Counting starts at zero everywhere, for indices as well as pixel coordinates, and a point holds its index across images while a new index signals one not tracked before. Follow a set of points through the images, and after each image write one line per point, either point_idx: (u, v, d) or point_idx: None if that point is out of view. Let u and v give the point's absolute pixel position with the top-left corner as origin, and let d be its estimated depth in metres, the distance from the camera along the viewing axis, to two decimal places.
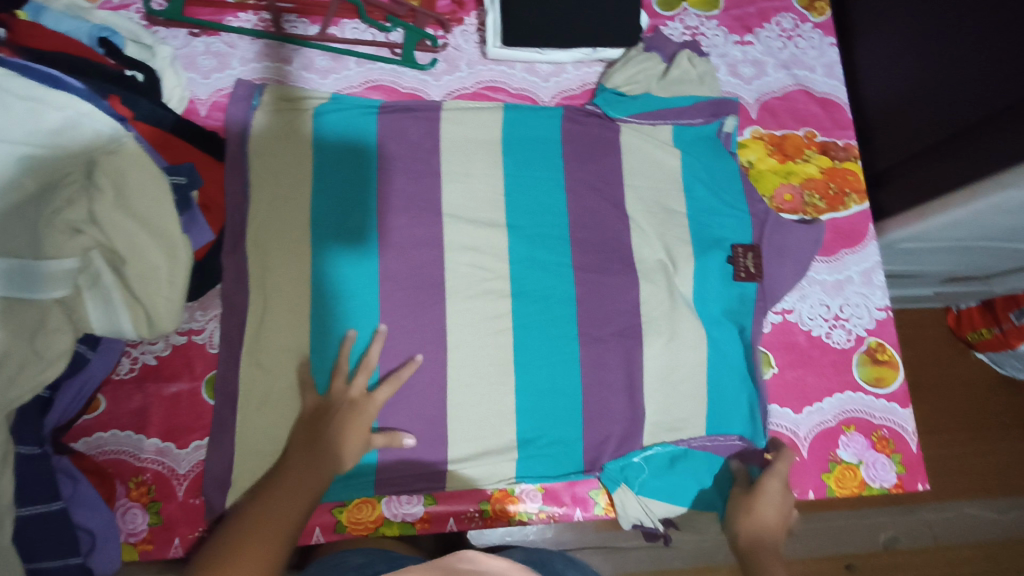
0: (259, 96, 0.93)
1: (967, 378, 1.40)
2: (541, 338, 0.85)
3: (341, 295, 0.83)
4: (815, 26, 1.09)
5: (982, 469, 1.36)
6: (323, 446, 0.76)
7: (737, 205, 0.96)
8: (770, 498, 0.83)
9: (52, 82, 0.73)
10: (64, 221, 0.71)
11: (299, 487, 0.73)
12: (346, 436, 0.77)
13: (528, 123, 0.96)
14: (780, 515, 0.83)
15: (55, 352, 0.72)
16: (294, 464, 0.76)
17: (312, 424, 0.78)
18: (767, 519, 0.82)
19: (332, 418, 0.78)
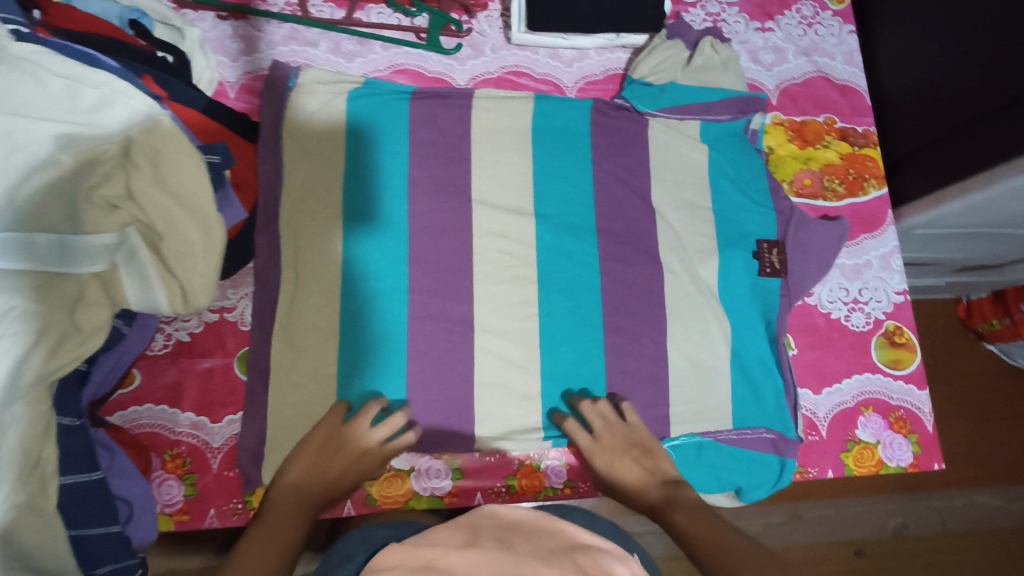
0: (295, 77, 0.94)
1: (978, 368, 1.41)
2: (565, 318, 0.88)
3: (370, 276, 0.86)
4: (835, 13, 1.10)
5: (991, 458, 1.37)
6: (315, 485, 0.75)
7: (761, 201, 0.97)
8: (617, 466, 0.80)
9: (89, 61, 0.76)
10: (101, 197, 0.73)
11: (292, 526, 0.69)
12: (345, 473, 0.77)
13: (555, 107, 0.97)
14: (643, 463, 0.81)
15: (93, 326, 0.74)
16: (287, 500, 0.72)
17: (317, 458, 0.77)
18: (629, 477, 0.80)
19: (338, 455, 0.77)
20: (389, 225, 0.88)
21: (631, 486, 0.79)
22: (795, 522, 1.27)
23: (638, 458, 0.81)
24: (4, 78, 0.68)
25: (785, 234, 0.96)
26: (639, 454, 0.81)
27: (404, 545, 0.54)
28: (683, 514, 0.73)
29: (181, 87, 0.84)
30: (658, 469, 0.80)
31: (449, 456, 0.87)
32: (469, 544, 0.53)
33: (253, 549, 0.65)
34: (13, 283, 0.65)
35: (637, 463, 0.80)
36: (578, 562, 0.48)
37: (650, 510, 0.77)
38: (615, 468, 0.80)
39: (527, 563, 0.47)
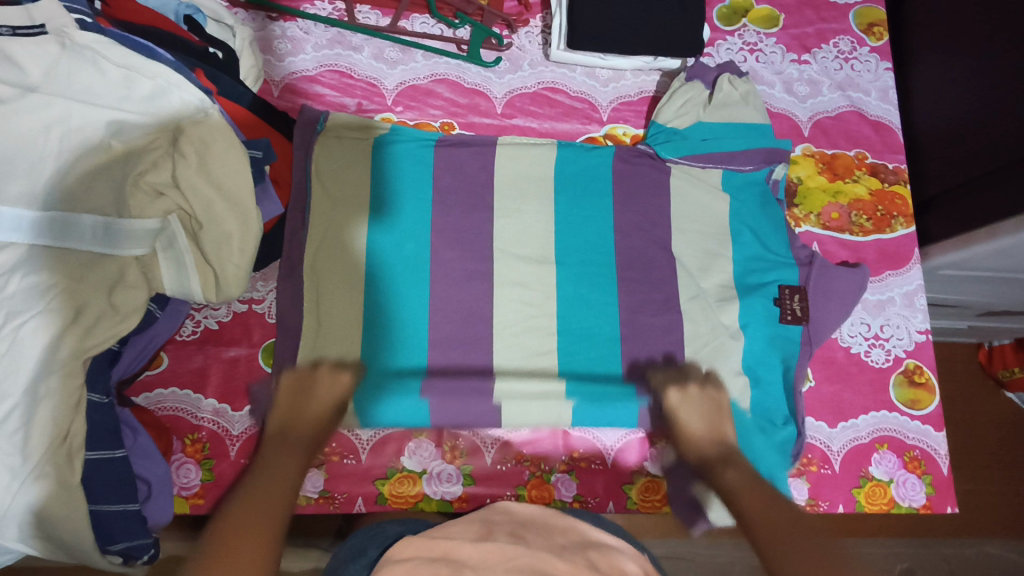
0: (324, 121, 0.94)
1: (996, 415, 1.39)
2: (579, 333, 0.91)
3: (391, 303, 0.89)
4: (873, 50, 1.09)
5: (1005, 508, 1.35)
6: (302, 420, 0.75)
7: (782, 241, 0.98)
8: (687, 409, 0.82)
9: (147, 53, 0.77)
10: (148, 183, 0.78)
11: (290, 467, 0.69)
12: (319, 407, 0.78)
13: (577, 152, 0.98)
14: (710, 418, 0.81)
15: (129, 307, 0.77)
16: (274, 443, 0.72)
17: (294, 399, 0.77)
18: (694, 422, 0.81)
19: (310, 396, 0.78)
20: (414, 249, 0.91)
21: (694, 434, 0.80)
22: None
23: (711, 417, 0.81)
24: (66, 65, 0.73)
25: (807, 282, 0.95)
26: (714, 410, 0.82)
27: (419, 537, 0.58)
28: (732, 471, 0.75)
29: (231, 83, 0.87)
30: (724, 429, 0.80)
31: (461, 461, 0.88)
32: (483, 537, 0.57)
33: (253, 488, 0.64)
34: (57, 262, 0.72)
35: (709, 412, 0.82)
36: (587, 557, 0.53)
37: (705, 461, 0.77)
38: (686, 422, 0.81)
39: (540, 556, 0.52)
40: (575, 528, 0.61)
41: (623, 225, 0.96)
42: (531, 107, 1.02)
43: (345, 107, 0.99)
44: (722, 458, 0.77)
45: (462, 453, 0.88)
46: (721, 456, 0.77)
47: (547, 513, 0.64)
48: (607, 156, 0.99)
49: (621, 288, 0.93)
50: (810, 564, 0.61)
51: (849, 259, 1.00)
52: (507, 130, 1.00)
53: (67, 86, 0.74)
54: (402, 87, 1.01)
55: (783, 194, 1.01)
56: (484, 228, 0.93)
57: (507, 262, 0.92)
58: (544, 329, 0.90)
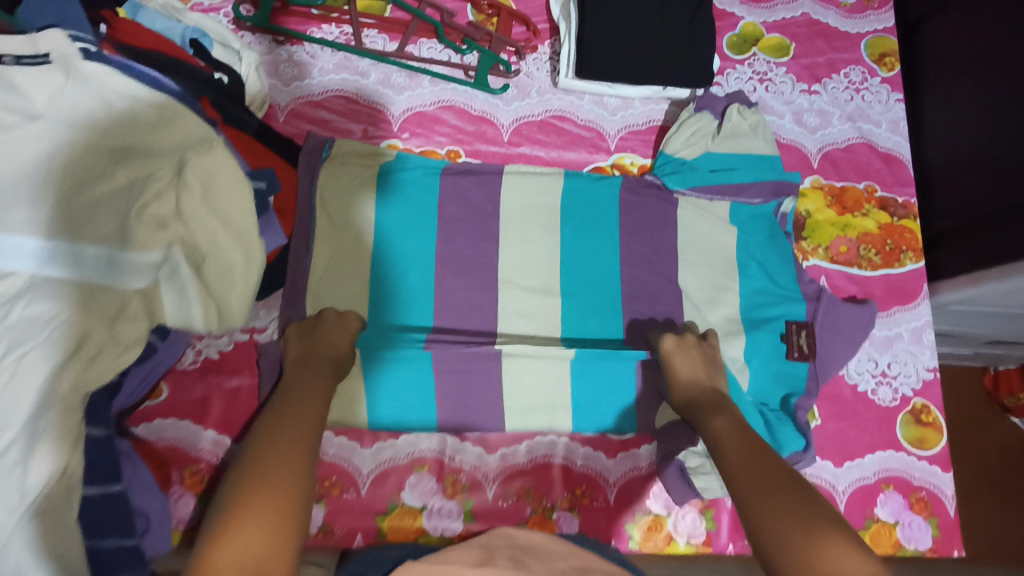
0: (330, 147, 0.93)
1: (1000, 443, 1.38)
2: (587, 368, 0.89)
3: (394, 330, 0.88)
4: (884, 80, 1.08)
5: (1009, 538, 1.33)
6: (319, 352, 0.79)
7: (791, 275, 0.96)
8: (681, 357, 0.84)
9: (151, 82, 0.77)
10: (152, 214, 0.75)
11: (317, 387, 0.72)
12: (335, 342, 0.81)
13: (585, 182, 0.97)
14: (704, 368, 0.83)
15: (130, 338, 0.75)
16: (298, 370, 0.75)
17: (308, 336, 0.81)
18: (688, 371, 0.83)
19: (324, 332, 0.82)
20: (418, 279, 0.90)
21: (687, 382, 0.82)
22: None
23: (708, 364, 0.84)
24: (71, 92, 0.72)
25: (814, 318, 0.94)
26: (708, 363, 0.84)
27: (418, 567, 0.58)
28: (720, 415, 0.76)
29: (236, 110, 0.87)
30: (716, 381, 0.83)
31: (462, 497, 0.87)
32: (482, 566, 0.58)
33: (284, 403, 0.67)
34: (60, 291, 0.69)
35: (703, 363, 0.83)
36: None
37: (696, 407, 0.79)
38: (680, 367, 0.83)
39: None
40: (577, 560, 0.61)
41: (630, 256, 0.95)
42: (538, 135, 1.01)
43: (351, 133, 0.99)
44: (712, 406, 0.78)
45: (464, 488, 0.87)
46: (714, 401, 0.79)
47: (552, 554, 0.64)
48: (613, 189, 0.97)
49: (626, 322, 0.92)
50: (778, 510, 0.60)
51: (857, 295, 0.99)
52: (513, 159, 0.99)
53: (70, 114, 0.72)
54: (409, 113, 1.00)
55: (791, 228, 1.00)
56: (489, 258, 0.92)
57: (512, 294, 0.91)
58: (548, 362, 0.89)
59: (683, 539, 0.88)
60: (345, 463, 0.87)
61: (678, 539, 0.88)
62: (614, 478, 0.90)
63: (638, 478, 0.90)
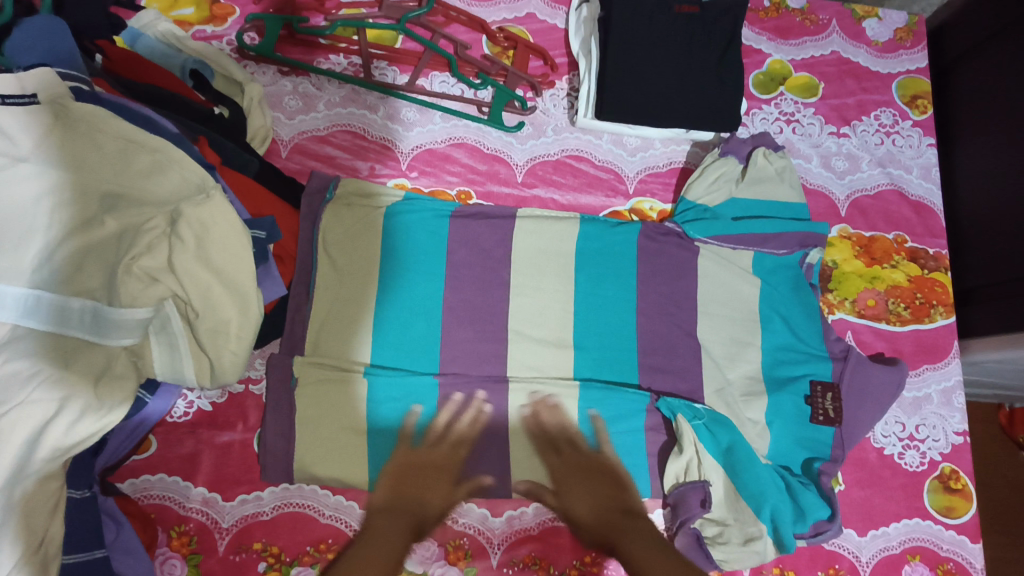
0: (333, 188, 0.89)
1: None
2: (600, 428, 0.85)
3: (396, 381, 0.83)
4: (915, 124, 1.03)
5: None
6: (422, 463, 0.80)
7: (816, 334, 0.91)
8: (573, 487, 0.81)
9: (147, 125, 0.74)
10: (142, 269, 0.70)
11: (394, 543, 0.72)
12: (429, 499, 0.78)
13: (602, 229, 0.92)
14: (605, 491, 0.80)
15: (115, 400, 0.69)
16: (384, 522, 0.74)
17: (402, 478, 0.78)
18: (585, 502, 0.80)
19: (415, 477, 0.79)
20: (424, 329, 0.85)
21: (587, 513, 0.79)
22: None
23: (600, 484, 0.81)
24: (60, 135, 0.68)
25: (841, 378, 0.89)
26: (600, 483, 0.81)
27: None
28: (631, 539, 0.74)
29: (236, 150, 0.82)
30: (618, 499, 0.80)
31: (465, 563, 0.82)
32: None
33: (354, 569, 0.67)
34: (40, 346, 0.64)
35: (596, 486, 0.81)
36: None
37: (606, 538, 0.76)
38: (586, 495, 0.80)
39: None
40: None
41: (646, 307, 0.90)
42: (554, 176, 0.96)
43: (357, 171, 0.94)
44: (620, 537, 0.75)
45: (466, 554, 0.82)
46: (617, 530, 0.76)
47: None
48: (631, 235, 0.93)
49: (642, 377, 0.87)
50: None
51: (885, 352, 0.94)
52: (528, 202, 0.95)
53: (58, 158, 0.67)
54: (418, 151, 0.95)
55: (817, 279, 0.95)
56: (498, 307, 0.87)
57: (522, 346, 0.86)
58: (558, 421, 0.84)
59: None
60: (341, 525, 0.81)
61: None
62: None
63: None
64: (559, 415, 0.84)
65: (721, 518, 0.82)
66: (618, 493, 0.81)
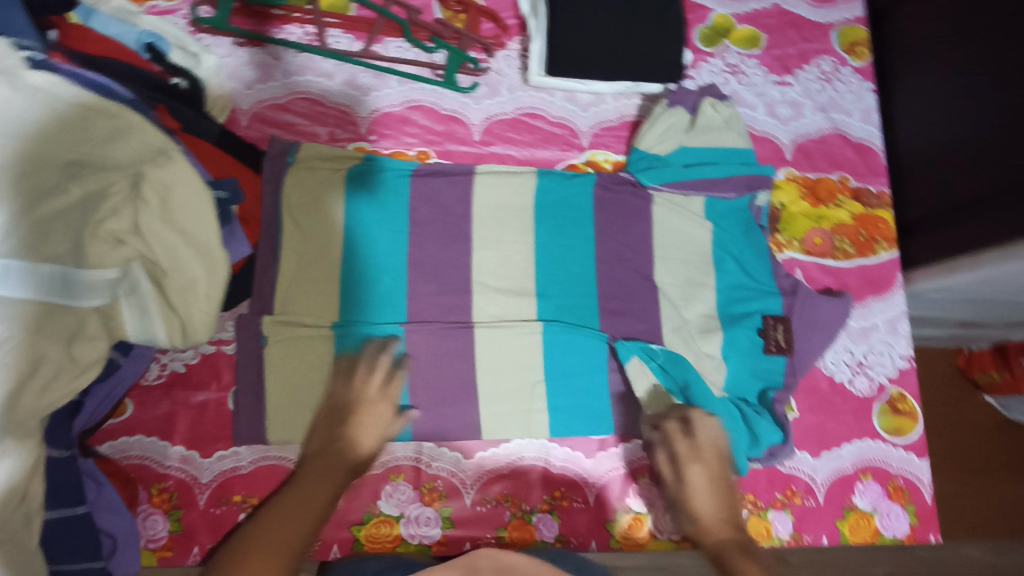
0: (295, 152, 0.91)
1: (993, 424, 1.35)
2: (565, 374, 0.88)
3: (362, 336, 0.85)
4: (855, 70, 1.08)
5: (995, 517, 1.30)
6: (358, 401, 0.81)
7: (766, 275, 0.96)
8: (701, 487, 0.80)
9: (105, 92, 0.75)
10: (109, 232, 0.72)
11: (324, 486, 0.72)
12: (366, 436, 0.79)
13: (558, 182, 0.95)
14: (726, 501, 0.79)
15: (88, 359, 0.72)
16: (312, 470, 0.74)
17: (330, 424, 0.79)
18: (708, 506, 0.79)
19: (356, 411, 0.80)
20: (390, 285, 0.88)
21: (705, 517, 0.78)
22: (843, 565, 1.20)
23: (722, 491, 0.80)
24: (14, 102, 0.66)
25: (790, 313, 0.94)
26: (723, 490, 0.80)
27: None
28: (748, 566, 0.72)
29: (195, 118, 0.84)
30: (735, 515, 0.79)
31: (440, 504, 0.86)
32: None
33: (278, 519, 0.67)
34: (13, 312, 0.63)
35: (719, 488, 0.80)
36: None
37: (715, 552, 0.75)
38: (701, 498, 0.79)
39: None
40: None
41: (605, 255, 0.93)
42: (510, 133, 0.99)
43: (317, 136, 0.97)
44: (737, 549, 0.74)
45: (441, 495, 0.87)
46: (729, 546, 0.75)
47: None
48: (586, 186, 0.96)
49: (604, 322, 0.90)
50: None
51: (832, 286, 0.99)
52: (485, 159, 0.98)
53: (18, 126, 0.65)
54: (377, 114, 0.98)
55: (766, 221, 1.00)
56: (462, 261, 0.90)
57: (486, 296, 0.89)
58: (523, 366, 0.87)
59: (664, 535, 0.89)
60: None
61: (659, 535, 0.89)
62: (592, 479, 0.90)
63: (618, 477, 0.90)
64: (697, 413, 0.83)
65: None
66: (735, 508, 0.79)
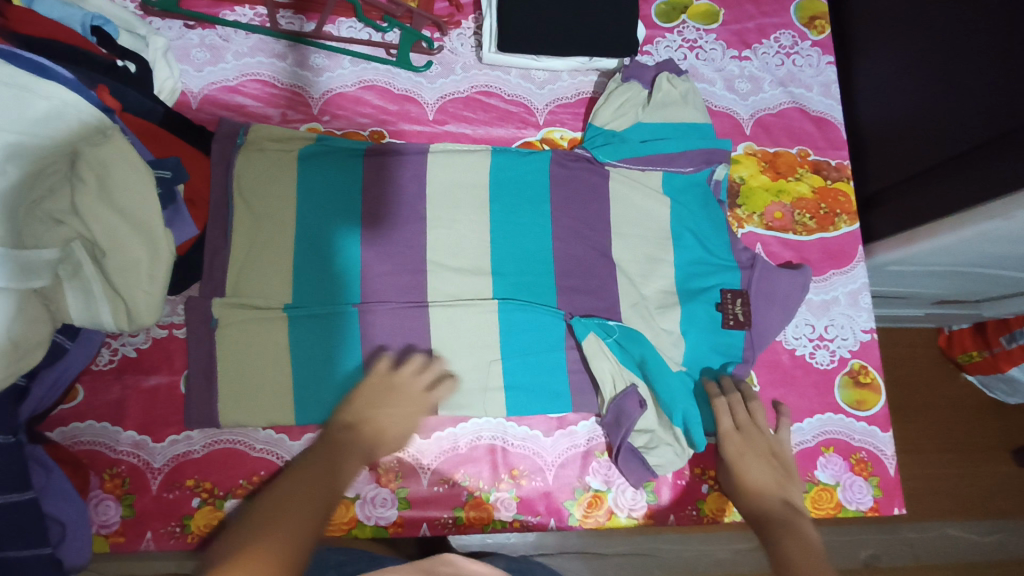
0: (244, 134, 0.91)
1: (974, 402, 1.35)
2: (520, 353, 0.87)
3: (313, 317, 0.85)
4: (814, 44, 1.08)
5: (976, 496, 1.30)
6: (388, 397, 0.79)
7: (723, 252, 0.95)
8: (747, 460, 0.83)
9: (42, 72, 0.71)
10: (45, 211, 0.71)
11: (339, 477, 0.67)
12: (389, 428, 0.78)
13: (514, 160, 0.94)
14: (775, 474, 0.82)
15: (31, 342, 0.71)
16: (341, 438, 0.73)
17: (370, 399, 0.78)
18: (755, 475, 0.82)
19: (382, 408, 0.78)
20: (344, 263, 0.87)
21: (750, 484, 0.82)
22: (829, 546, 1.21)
23: (778, 473, 0.82)
24: None
25: (748, 285, 0.94)
26: (774, 464, 0.83)
27: None
28: (786, 532, 0.73)
29: (138, 98, 0.82)
30: (788, 488, 0.81)
31: (397, 485, 0.85)
32: None
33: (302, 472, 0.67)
34: None
35: (766, 462, 0.83)
36: None
37: (764, 518, 0.76)
38: (750, 470, 0.82)
39: None
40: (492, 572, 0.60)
41: (563, 232, 0.92)
42: (464, 112, 0.99)
43: (269, 118, 0.96)
44: (784, 524, 0.74)
45: (397, 476, 0.86)
46: (773, 513, 0.77)
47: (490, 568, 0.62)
48: (541, 163, 0.95)
49: (562, 299, 0.90)
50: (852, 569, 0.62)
51: (793, 260, 0.99)
52: (440, 138, 0.97)
53: None
54: (330, 95, 0.97)
55: (725, 196, 1.00)
56: (416, 239, 0.88)
57: (441, 276, 0.87)
58: (477, 345, 0.86)
59: (624, 512, 0.88)
60: (273, 457, 0.85)
61: (618, 512, 0.88)
62: (550, 458, 0.89)
63: (576, 456, 0.90)
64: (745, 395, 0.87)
65: (648, 426, 0.85)
66: (789, 483, 0.82)
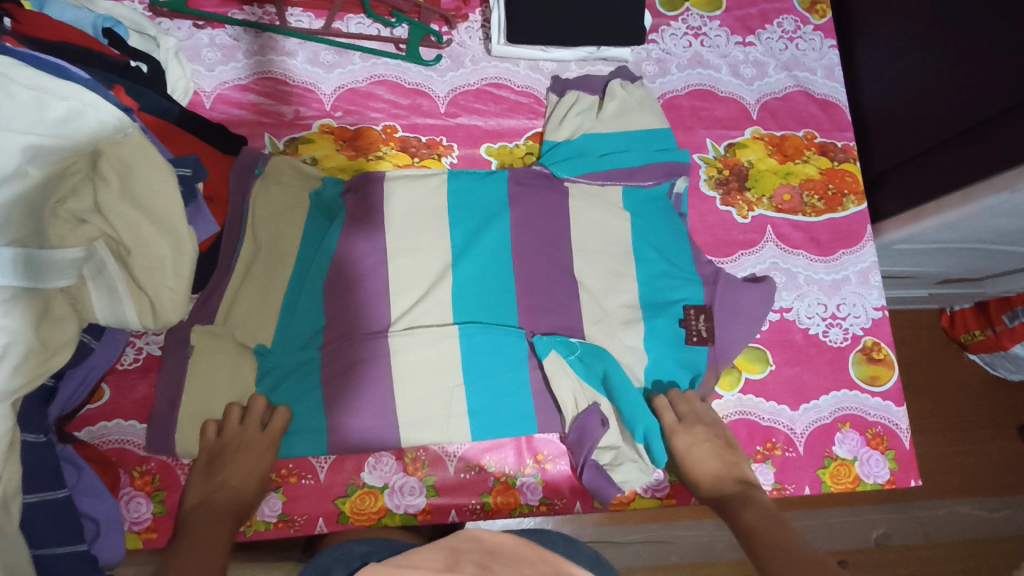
0: (263, 164, 0.91)
1: (980, 379, 1.36)
2: (481, 377, 0.83)
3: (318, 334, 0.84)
4: (816, 28, 1.10)
5: (984, 472, 1.32)
6: (223, 455, 0.77)
7: (684, 266, 0.93)
8: (694, 453, 0.82)
9: (59, 71, 0.72)
10: (68, 211, 0.72)
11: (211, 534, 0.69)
12: (237, 480, 0.76)
13: (471, 185, 0.90)
14: (722, 457, 0.83)
15: (58, 342, 0.72)
16: (196, 523, 0.71)
17: (206, 475, 0.76)
18: (706, 465, 0.82)
19: (226, 464, 0.77)
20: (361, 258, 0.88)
21: (703, 473, 0.81)
22: (839, 525, 1.23)
23: (720, 450, 0.83)
24: None
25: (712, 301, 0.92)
26: (719, 446, 0.83)
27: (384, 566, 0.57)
28: (747, 511, 0.74)
29: (154, 98, 0.82)
30: (737, 466, 0.82)
31: (423, 473, 0.86)
32: (448, 569, 0.56)
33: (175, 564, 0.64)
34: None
35: (712, 453, 0.83)
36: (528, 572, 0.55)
37: (726, 502, 0.77)
38: (699, 456, 0.82)
39: None
40: (527, 546, 0.61)
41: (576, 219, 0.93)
42: (475, 104, 1.00)
43: (283, 116, 0.97)
44: (739, 501, 0.76)
45: (424, 464, 0.87)
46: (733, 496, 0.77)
47: (519, 542, 0.62)
48: (501, 182, 0.92)
49: None
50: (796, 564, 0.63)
51: (803, 241, 1.00)
52: (452, 130, 0.98)
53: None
54: (341, 91, 0.98)
55: (685, 208, 0.97)
56: None
57: None
58: (441, 370, 0.81)
59: (647, 492, 0.90)
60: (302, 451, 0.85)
61: (643, 493, 0.89)
62: None
63: None
64: (678, 395, 0.86)
65: (613, 443, 0.85)
66: (737, 460, 0.83)
